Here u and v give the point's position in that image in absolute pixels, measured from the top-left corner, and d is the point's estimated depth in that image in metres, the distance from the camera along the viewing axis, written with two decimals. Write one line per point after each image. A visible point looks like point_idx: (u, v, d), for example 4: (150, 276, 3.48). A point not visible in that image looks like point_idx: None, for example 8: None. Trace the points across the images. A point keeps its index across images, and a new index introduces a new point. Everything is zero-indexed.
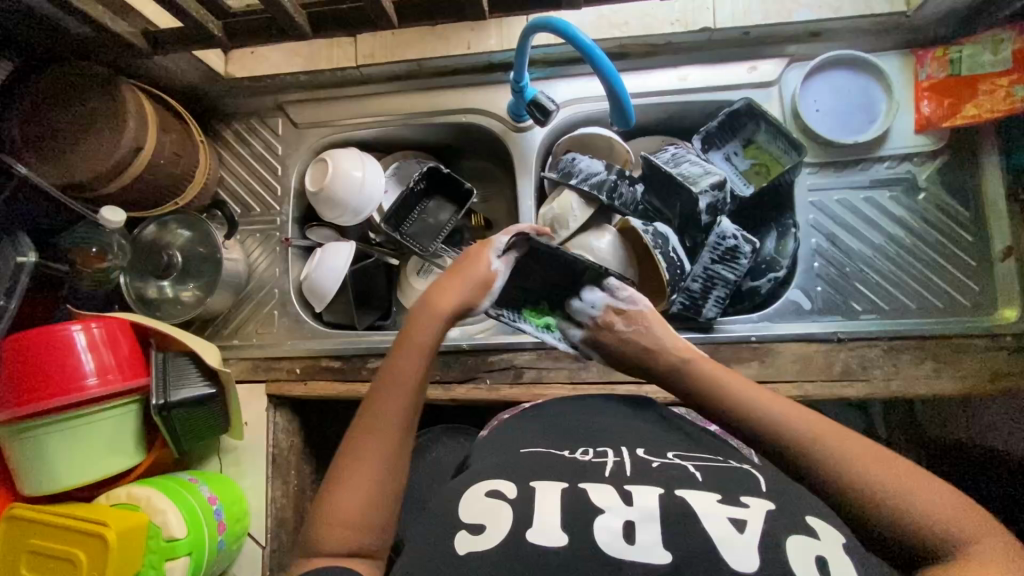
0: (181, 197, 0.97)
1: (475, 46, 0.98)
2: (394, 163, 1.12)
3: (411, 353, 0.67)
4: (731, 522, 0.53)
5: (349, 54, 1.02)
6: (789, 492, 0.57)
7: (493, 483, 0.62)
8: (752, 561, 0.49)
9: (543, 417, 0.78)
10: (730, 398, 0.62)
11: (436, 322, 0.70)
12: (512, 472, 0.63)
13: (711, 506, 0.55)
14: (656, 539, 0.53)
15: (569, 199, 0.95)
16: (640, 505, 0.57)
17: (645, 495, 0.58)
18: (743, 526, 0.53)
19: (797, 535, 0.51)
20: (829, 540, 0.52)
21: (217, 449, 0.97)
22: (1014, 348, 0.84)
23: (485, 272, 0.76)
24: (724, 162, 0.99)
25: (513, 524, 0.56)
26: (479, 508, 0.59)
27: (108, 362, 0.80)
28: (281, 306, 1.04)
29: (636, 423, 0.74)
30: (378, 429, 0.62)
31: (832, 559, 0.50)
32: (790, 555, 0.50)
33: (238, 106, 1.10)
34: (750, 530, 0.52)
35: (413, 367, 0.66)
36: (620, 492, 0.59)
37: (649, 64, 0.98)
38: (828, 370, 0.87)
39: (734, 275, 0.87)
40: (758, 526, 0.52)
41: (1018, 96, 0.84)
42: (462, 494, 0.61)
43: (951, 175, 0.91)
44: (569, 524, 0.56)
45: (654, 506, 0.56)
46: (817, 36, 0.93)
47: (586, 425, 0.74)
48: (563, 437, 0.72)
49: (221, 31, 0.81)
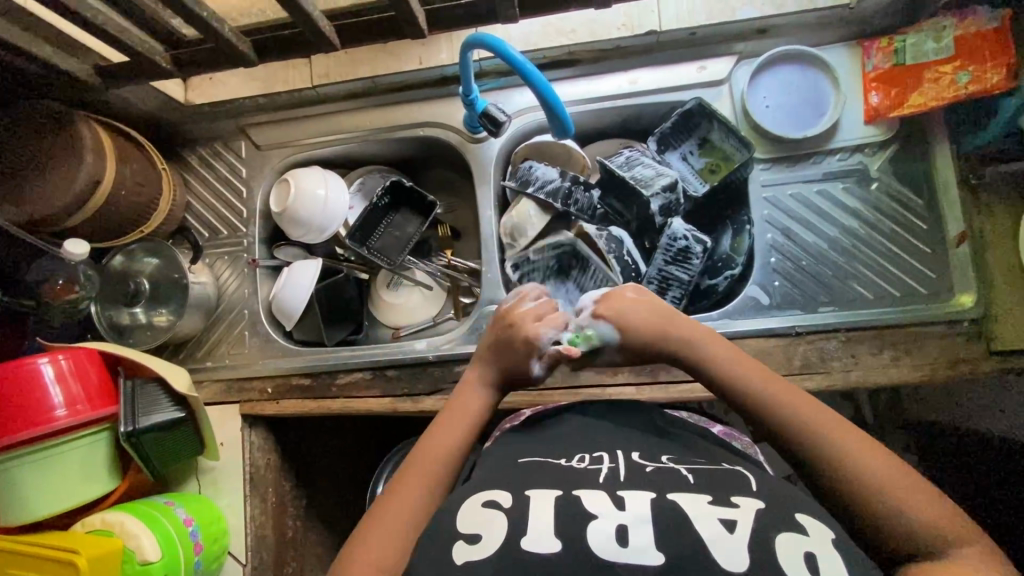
0: (146, 226, 0.99)
1: (427, 60, 0.99)
2: (358, 178, 1.13)
3: (459, 413, 0.72)
4: (721, 522, 0.54)
5: (304, 75, 1.03)
6: (776, 494, 0.58)
7: (484, 492, 0.62)
8: (743, 559, 0.51)
9: (541, 428, 0.75)
10: (728, 376, 0.67)
11: (486, 392, 0.75)
12: (506, 482, 0.63)
13: (701, 509, 0.56)
14: (649, 540, 0.53)
15: (526, 208, 0.97)
16: (632, 509, 0.57)
17: (636, 500, 0.58)
18: (734, 526, 0.54)
19: (787, 533, 0.53)
20: (818, 535, 0.53)
21: (195, 470, 0.99)
22: (970, 333, 0.85)
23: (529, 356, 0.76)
24: (681, 162, 1.01)
25: (508, 536, 0.56)
26: (477, 519, 0.58)
27: (76, 393, 0.81)
28: (251, 326, 1.06)
29: (633, 429, 0.72)
30: (418, 481, 0.66)
31: (821, 556, 0.51)
32: (779, 554, 0.51)
33: (201, 131, 1.11)
34: (740, 528, 0.53)
35: (456, 431, 0.70)
36: (613, 498, 0.58)
37: (599, 69, 0.99)
38: (787, 364, 0.88)
39: (689, 276, 0.87)
40: (748, 525, 0.53)
41: (962, 83, 0.83)
42: (462, 503, 0.61)
43: (903, 165, 0.91)
44: (562, 532, 0.55)
45: (647, 511, 0.56)
46: (763, 33, 0.94)
47: (584, 433, 0.71)
48: (555, 445, 0.70)
49: (170, 63, 0.82)
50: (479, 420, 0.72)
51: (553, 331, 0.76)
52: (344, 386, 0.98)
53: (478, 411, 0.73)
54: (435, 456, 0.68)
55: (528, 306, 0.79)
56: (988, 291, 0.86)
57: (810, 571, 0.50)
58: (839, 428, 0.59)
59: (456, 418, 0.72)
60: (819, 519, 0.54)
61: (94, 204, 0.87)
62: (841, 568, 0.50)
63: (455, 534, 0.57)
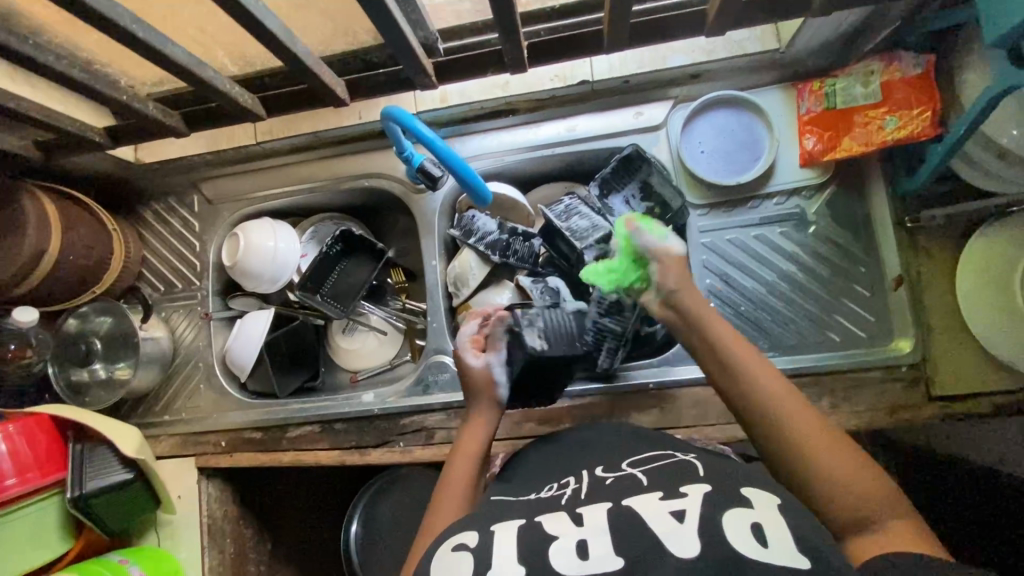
0: (98, 286, 1.01)
1: (366, 116, 1.03)
2: (310, 226, 1.14)
3: (463, 449, 0.69)
4: (671, 514, 0.51)
5: (250, 132, 1.07)
6: (732, 474, 0.56)
7: (450, 536, 0.56)
8: (694, 543, 0.47)
9: (530, 460, 0.73)
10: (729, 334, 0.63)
11: (482, 423, 0.72)
12: (469, 522, 0.58)
13: (653, 506, 0.53)
14: (608, 547, 0.50)
15: (468, 258, 0.98)
16: (590, 523, 0.54)
17: (595, 512, 0.55)
18: (683, 515, 0.51)
19: (735, 509, 0.50)
20: (765, 506, 0.50)
21: (154, 523, 1.01)
22: (908, 379, 0.85)
23: (479, 372, 0.74)
24: (624, 206, 0.98)
25: (477, 567, 0.51)
26: (445, 563, 0.53)
27: (26, 461, 0.84)
28: (207, 379, 1.08)
29: (613, 437, 0.72)
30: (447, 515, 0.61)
31: (770, 527, 0.48)
32: (728, 533, 0.48)
33: (156, 187, 1.13)
34: (689, 517, 0.50)
35: (465, 470, 0.66)
36: (571, 515, 0.56)
37: (537, 117, 0.99)
38: (727, 413, 0.88)
39: (623, 327, 0.88)
40: (697, 511, 0.50)
41: (890, 129, 0.82)
42: (432, 546, 0.56)
43: (841, 207, 0.91)
44: (526, 557, 0.51)
45: (603, 521, 0.53)
46: (697, 77, 0.94)
47: (565, 456, 0.71)
48: (526, 482, 0.68)
49: (103, 136, 0.84)
50: (482, 449, 0.69)
51: (474, 327, 0.80)
52: (295, 439, 1.00)
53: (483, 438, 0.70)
54: (458, 491, 0.64)
55: (470, 331, 0.79)
56: (926, 336, 0.85)
57: (757, 539, 0.47)
58: (793, 398, 0.56)
59: (465, 451, 0.68)
60: (763, 489, 0.52)
61: (42, 272, 0.90)
62: (787, 532, 0.47)
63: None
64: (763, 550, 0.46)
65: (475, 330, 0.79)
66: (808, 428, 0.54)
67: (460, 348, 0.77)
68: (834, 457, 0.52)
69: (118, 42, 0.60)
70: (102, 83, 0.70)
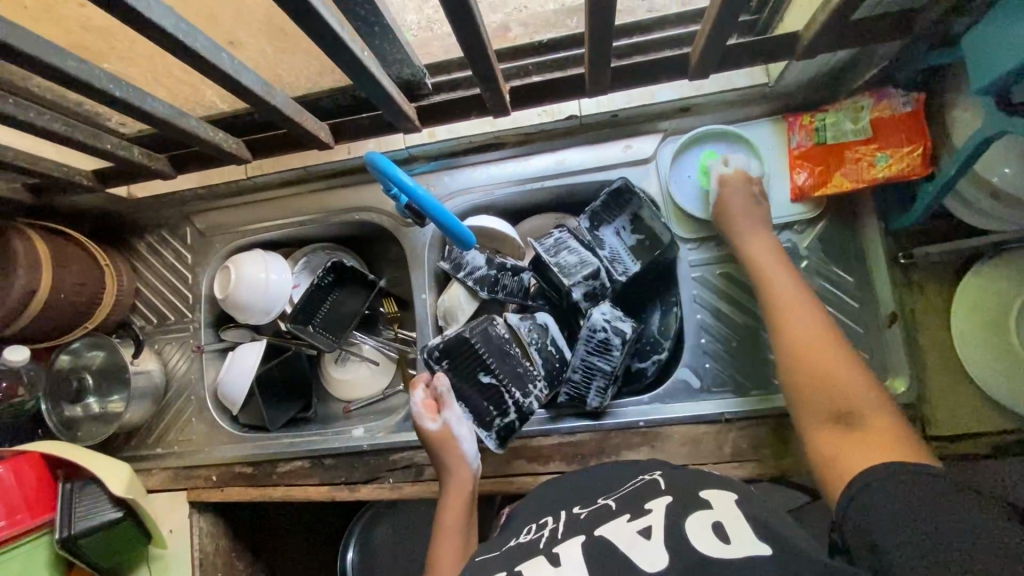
0: (90, 321, 1.02)
1: (355, 151, 1.02)
2: (303, 256, 1.15)
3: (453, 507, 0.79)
4: (639, 532, 0.57)
5: (239, 166, 1.06)
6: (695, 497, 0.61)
7: None
8: (662, 554, 0.53)
9: (536, 495, 0.76)
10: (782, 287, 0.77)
11: (464, 481, 0.82)
12: None
13: (622, 527, 0.58)
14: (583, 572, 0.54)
15: (457, 293, 0.98)
16: (566, 564, 0.56)
17: (570, 551, 0.58)
18: (650, 531, 0.56)
19: (695, 513, 0.57)
20: (723, 508, 0.58)
21: (145, 558, 1.01)
22: (905, 420, 0.83)
23: (439, 433, 0.83)
24: (614, 237, 0.96)
25: None
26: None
27: (16, 503, 0.84)
28: (198, 412, 1.08)
29: (601, 474, 0.75)
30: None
31: (729, 521, 0.55)
32: (691, 533, 0.54)
33: (150, 220, 1.14)
34: (655, 532, 0.56)
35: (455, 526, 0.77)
36: (549, 558, 0.57)
37: (526, 150, 0.99)
38: (718, 452, 0.87)
39: (611, 365, 0.87)
40: (662, 524, 0.57)
41: (880, 167, 0.81)
42: None
43: (834, 241, 0.89)
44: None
45: (580, 557, 0.56)
46: (686, 110, 0.93)
47: (562, 491, 0.74)
48: (510, 529, 0.70)
49: (91, 179, 0.85)
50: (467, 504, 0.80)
51: (424, 393, 0.87)
52: (286, 473, 1.00)
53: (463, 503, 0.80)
54: (448, 560, 0.74)
55: (421, 397, 0.86)
56: (922, 375, 0.83)
57: (719, 535, 0.53)
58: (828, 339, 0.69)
59: (449, 518, 0.78)
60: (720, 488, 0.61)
61: (32, 312, 0.90)
62: (745, 526, 0.54)
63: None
64: (727, 545, 0.51)
65: (424, 395, 0.86)
66: (828, 359, 0.67)
67: (419, 417, 0.84)
68: (841, 384, 0.65)
69: (97, 102, 0.61)
70: (86, 135, 0.71)
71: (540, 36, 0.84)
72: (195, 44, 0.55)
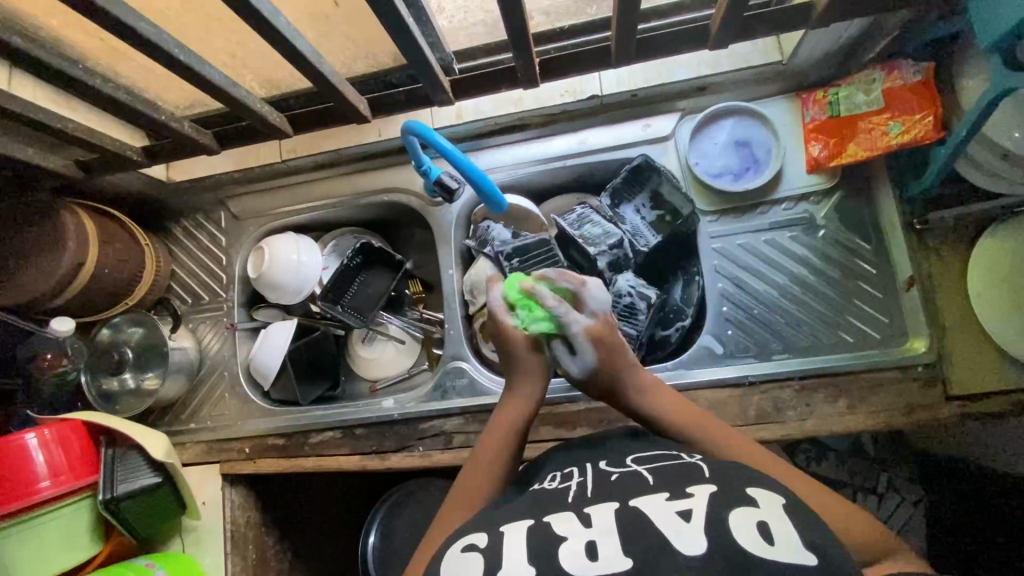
0: (130, 298, 1.06)
1: (386, 132, 1.06)
2: (331, 240, 1.19)
3: (504, 421, 0.77)
4: (678, 513, 0.53)
5: (274, 150, 1.11)
6: (729, 472, 0.58)
7: (462, 537, 0.59)
8: (700, 541, 0.49)
9: (562, 452, 0.77)
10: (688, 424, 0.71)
11: (523, 403, 0.79)
12: (481, 523, 0.60)
13: (660, 506, 0.55)
14: (616, 549, 0.51)
15: (483, 267, 1.02)
16: (599, 523, 0.55)
17: (602, 513, 0.56)
18: (690, 514, 0.52)
19: (742, 507, 0.52)
20: (768, 506, 0.53)
21: (179, 529, 1.03)
22: (925, 378, 0.85)
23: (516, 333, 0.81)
24: (634, 215, 1.01)
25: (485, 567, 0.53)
26: (456, 564, 0.55)
27: (60, 464, 0.87)
28: (232, 387, 1.11)
29: (621, 439, 0.74)
30: (471, 501, 0.67)
31: (775, 522, 0.50)
32: (734, 526, 0.50)
33: (185, 205, 1.18)
34: (695, 515, 0.52)
35: (502, 436, 0.75)
36: (580, 516, 0.56)
37: (548, 131, 1.03)
38: (743, 415, 0.89)
39: (637, 331, 0.91)
40: (703, 510, 0.52)
41: (894, 134, 0.84)
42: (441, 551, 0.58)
43: (848, 211, 0.93)
44: (534, 557, 0.52)
45: (612, 522, 0.54)
46: (703, 89, 0.97)
47: (586, 449, 0.74)
48: (536, 476, 0.72)
49: (140, 153, 0.90)
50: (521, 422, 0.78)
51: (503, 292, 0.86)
52: (317, 444, 1.02)
53: (515, 425, 0.77)
54: (484, 470, 0.71)
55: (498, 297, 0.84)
56: (940, 335, 0.86)
57: (764, 537, 0.49)
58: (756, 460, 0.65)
59: (498, 433, 0.76)
60: (768, 488, 0.54)
61: (78, 283, 0.93)
62: (792, 531, 0.50)
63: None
64: (769, 548, 0.48)
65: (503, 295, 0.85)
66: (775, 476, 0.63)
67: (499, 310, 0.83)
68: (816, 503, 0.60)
69: (164, 65, 0.65)
70: (145, 105, 0.76)
71: (562, 24, 0.87)
72: (257, 6, 0.60)
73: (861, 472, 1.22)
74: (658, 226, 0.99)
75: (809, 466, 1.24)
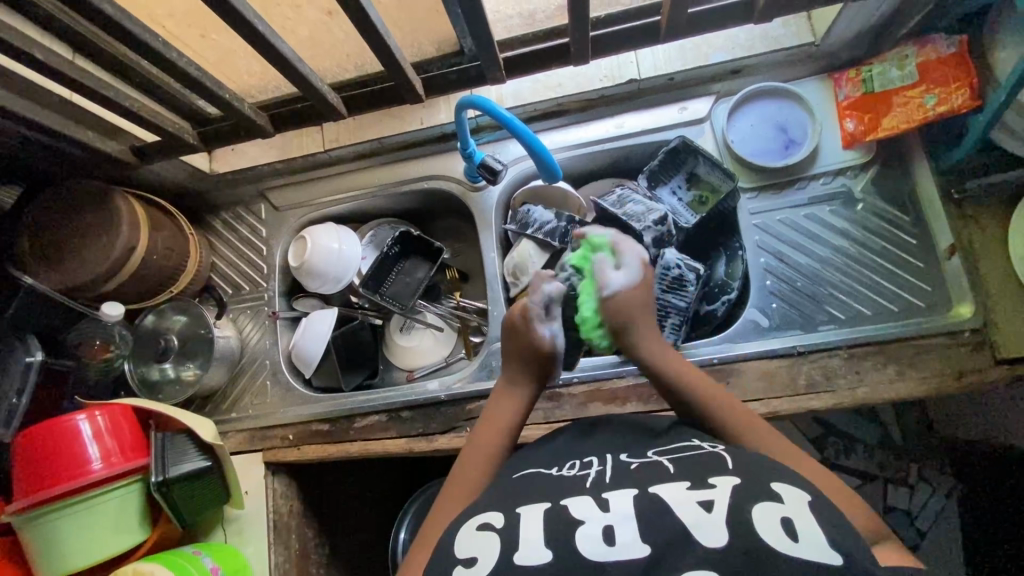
0: (174, 287, 1.06)
1: (427, 120, 1.10)
2: (369, 231, 1.19)
3: (508, 398, 0.75)
4: (699, 503, 0.51)
5: (317, 140, 1.15)
6: (758, 463, 0.55)
7: (479, 514, 0.58)
8: (721, 534, 0.47)
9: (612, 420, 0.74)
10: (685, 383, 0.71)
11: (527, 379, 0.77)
12: (500, 500, 0.59)
13: (681, 495, 0.52)
14: (635, 535, 0.50)
15: (527, 248, 1.02)
16: (617, 509, 0.53)
17: (621, 498, 0.54)
18: (712, 504, 0.50)
19: (764, 502, 0.50)
20: (795, 501, 0.50)
21: (221, 520, 1.01)
22: (972, 343, 0.85)
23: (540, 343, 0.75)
24: (671, 196, 1.03)
25: (503, 551, 0.52)
26: (472, 542, 0.55)
27: (111, 447, 0.86)
28: (273, 375, 1.11)
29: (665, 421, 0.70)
30: (457, 497, 0.65)
31: (800, 519, 0.48)
32: (758, 522, 0.48)
33: (226, 197, 1.20)
34: (718, 507, 0.50)
35: (507, 415, 0.73)
36: (597, 500, 0.54)
37: (587, 116, 1.06)
38: (793, 384, 0.89)
39: (685, 302, 0.93)
40: (726, 502, 0.50)
41: (930, 105, 0.87)
42: (456, 530, 0.57)
43: (885, 183, 0.96)
44: (551, 538, 0.51)
45: (631, 507, 0.52)
46: (738, 72, 1.01)
47: (603, 437, 0.68)
48: (557, 447, 0.69)
49: (196, 138, 0.93)
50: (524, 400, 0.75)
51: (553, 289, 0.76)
52: (362, 428, 1.02)
53: (505, 426, 0.72)
54: (490, 444, 0.71)
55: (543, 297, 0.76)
56: (985, 300, 0.86)
57: (788, 534, 0.47)
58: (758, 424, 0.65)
59: (488, 431, 0.72)
60: (793, 485, 0.52)
61: (130, 267, 0.94)
62: (817, 528, 0.47)
63: (455, 562, 0.54)
64: (794, 545, 0.46)
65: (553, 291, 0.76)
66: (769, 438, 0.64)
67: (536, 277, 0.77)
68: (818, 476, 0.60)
69: (240, 34, 0.70)
70: (210, 83, 0.79)
71: (600, 12, 0.89)
72: None
73: (890, 462, 1.22)
74: (698, 206, 1.02)
75: (840, 457, 1.23)
